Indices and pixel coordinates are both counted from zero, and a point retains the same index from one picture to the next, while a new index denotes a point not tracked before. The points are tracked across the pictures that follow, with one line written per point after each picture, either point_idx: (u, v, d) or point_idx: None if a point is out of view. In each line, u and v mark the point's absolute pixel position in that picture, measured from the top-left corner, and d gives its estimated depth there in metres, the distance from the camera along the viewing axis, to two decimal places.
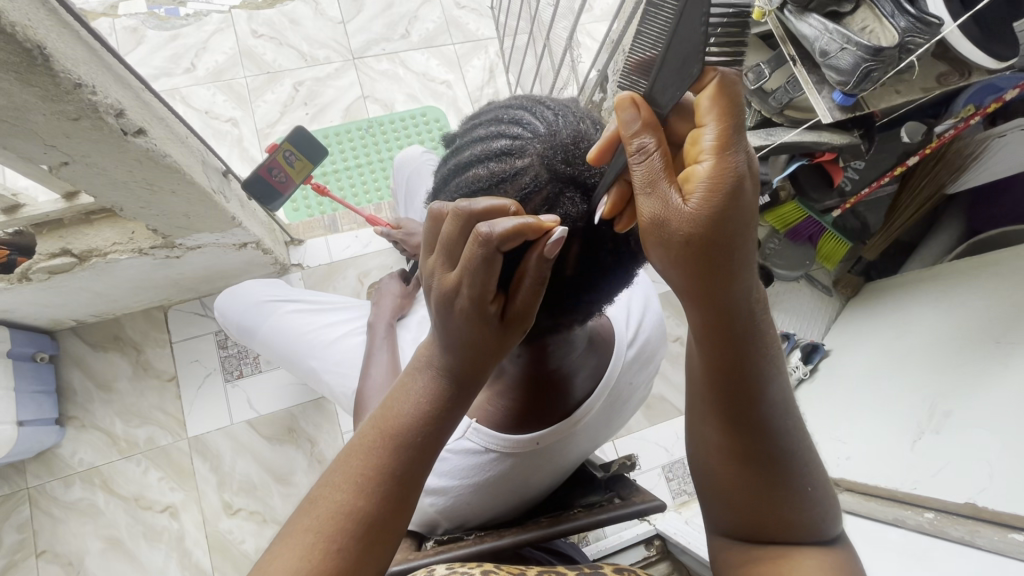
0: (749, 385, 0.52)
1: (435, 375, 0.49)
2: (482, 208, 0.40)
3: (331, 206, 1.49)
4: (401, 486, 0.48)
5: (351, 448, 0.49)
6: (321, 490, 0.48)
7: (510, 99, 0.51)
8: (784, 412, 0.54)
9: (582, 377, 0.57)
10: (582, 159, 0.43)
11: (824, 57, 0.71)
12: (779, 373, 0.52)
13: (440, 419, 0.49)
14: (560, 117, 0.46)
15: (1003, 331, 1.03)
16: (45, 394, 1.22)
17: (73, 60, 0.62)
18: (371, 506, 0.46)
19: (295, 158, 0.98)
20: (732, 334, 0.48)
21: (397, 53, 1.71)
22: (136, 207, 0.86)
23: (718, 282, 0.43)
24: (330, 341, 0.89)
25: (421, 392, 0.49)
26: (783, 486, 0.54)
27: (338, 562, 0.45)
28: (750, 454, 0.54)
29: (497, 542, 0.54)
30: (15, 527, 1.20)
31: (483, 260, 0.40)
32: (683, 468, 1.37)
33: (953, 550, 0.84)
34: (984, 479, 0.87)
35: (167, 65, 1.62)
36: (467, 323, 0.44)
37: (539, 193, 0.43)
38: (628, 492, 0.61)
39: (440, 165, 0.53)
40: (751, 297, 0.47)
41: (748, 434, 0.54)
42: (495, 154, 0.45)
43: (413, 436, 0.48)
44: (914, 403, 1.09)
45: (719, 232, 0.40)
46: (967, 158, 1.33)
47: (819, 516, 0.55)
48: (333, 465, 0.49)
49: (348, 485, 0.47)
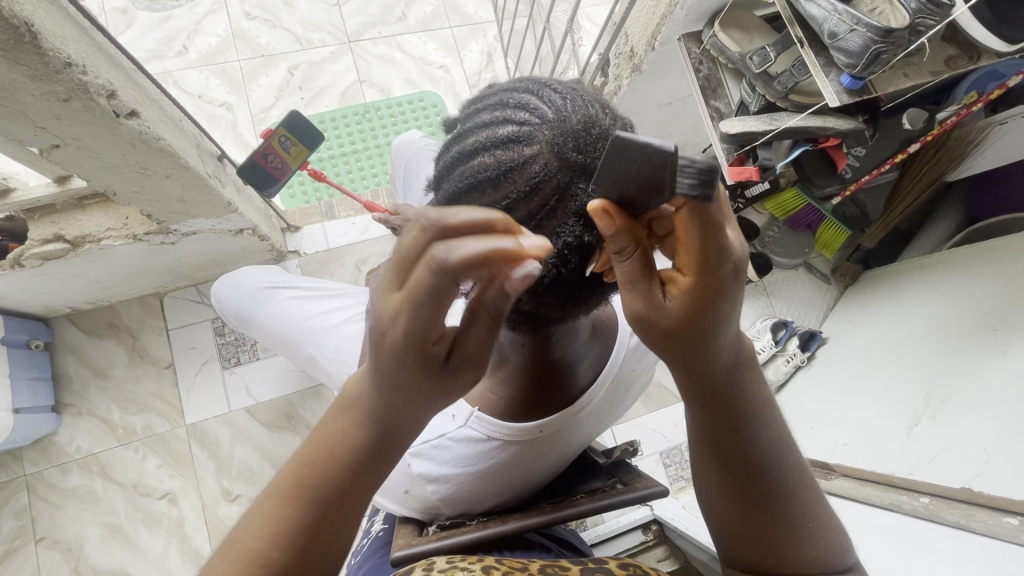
0: (742, 435, 0.53)
1: (365, 417, 0.43)
2: (453, 222, 0.35)
3: (327, 192, 1.47)
4: (324, 539, 0.42)
5: (267, 497, 0.42)
6: (231, 536, 0.42)
7: (513, 82, 0.49)
8: (779, 455, 0.55)
9: (586, 366, 0.57)
10: (592, 146, 0.43)
11: (833, 39, 0.70)
12: (771, 423, 0.54)
13: (374, 461, 0.44)
14: (568, 102, 0.45)
15: (1001, 319, 1.03)
16: (40, 382, 1.21)
17: (62, 38, 0.60)
18: (288, 561, 0.41)
19: (291, 143, 0.96)
20: (719, 391, 0.51)
21: (393, 37, 1.68)
22: (130, 192, 0.84)
23: (697, 357, 0.46)
24: (327, 328, 0.87)
25: (344, 430, 0.43)
26: (785, 523, 0.55)
27: None
28: (750, 498, 0.55)
29: (499, 528, 0.55)
30: (13, 513, 1.20)
31: (435, 289, 0.35)
32: (681, 454, 1.38)
33: (949, 534, 0.85)
34: (980, 464, 0.88)
35: (158, 48, 1.58)
36: (401, 364, 0.40)
37: (549, 182, 0.42)
38: (630, 478, 0.61)
39: (441, 153, 0.51)
40: (734, 359, 0.50)
41: (744, 479, 0.55)
42: (501, 141, 0.44)
43: (340, 482, 0.42)
44: (912, 390, 1.10)
45: (700, 325, 0.43)
46: (968, 146, 1.31)
47: (826, 548, 0.55)
48: (246, 512, 0.42)
49: (257, 543, 0.40)
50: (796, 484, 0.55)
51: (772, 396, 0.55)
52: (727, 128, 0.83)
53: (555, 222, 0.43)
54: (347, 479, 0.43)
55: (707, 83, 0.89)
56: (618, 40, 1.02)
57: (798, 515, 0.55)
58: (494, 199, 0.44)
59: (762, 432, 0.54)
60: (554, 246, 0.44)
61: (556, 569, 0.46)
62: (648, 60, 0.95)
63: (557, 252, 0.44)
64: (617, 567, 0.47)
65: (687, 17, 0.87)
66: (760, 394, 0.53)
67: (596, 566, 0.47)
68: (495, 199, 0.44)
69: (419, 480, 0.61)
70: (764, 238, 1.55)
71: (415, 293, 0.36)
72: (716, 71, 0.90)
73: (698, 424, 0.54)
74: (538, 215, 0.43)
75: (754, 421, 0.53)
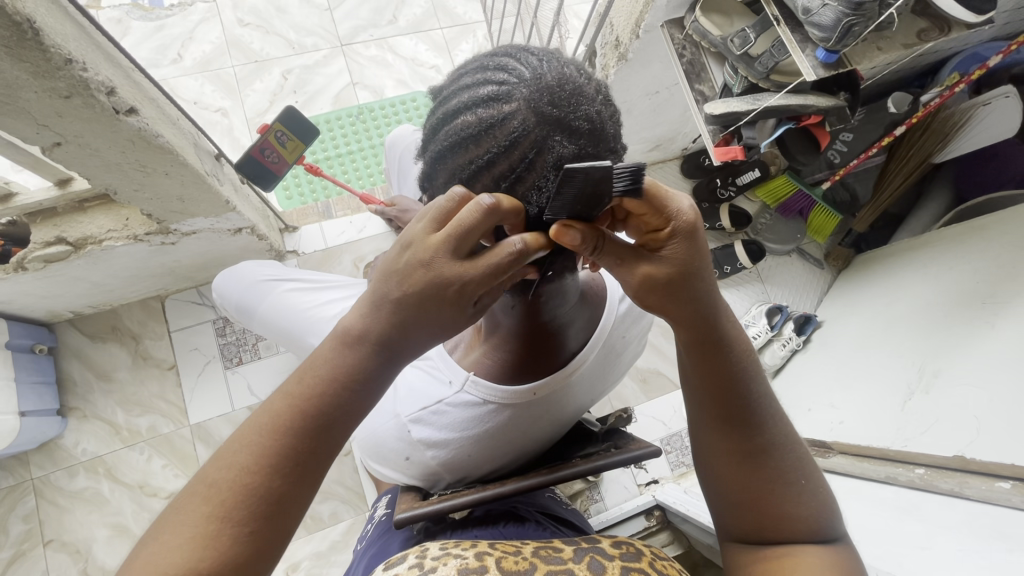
0: (733, 386, 0.57)
1: (356, 353, 0.48)
2: (508, 208, 0.43)
3: (325, 193, 1.50)
4: (304, 470, 0.48)
5: (262, 421, 0.48)
6: (224, 454, 0.47)
7: (494, 49, 0.52)
8: (769, 407, 0.58)
9: (576, 329, 0.59)
10: (567, 102, 0.44)
11: (806, 15, 0.72)
12: (757, 378, 0.59)
13: (352, 401, 0.49)
14: (545, 62, 0.47)
15: (990, 292, 1.05)
16: (45, 386, 1.22)
17: (63, 36, 0.62)
18: (269, 484, 0.46)
19: (287, 138, 0.98)
20: (711, 339, 0.56)
21: (385, 39, 1.70)
22: (131, 190, 0.86)
23: (688, 303, 0.53)
24: (329, 317, 0.88)
25: (337, 367, 0.48)
26: (778, 480, 0.56)
27: (223, 541, 0.44)
28: (743, 449, 0.57)
29: (499, 489, 0.57)
30: (21, 517, 1.21)
31: (505, 261, 0.44)
32: (682, 440, 1.39)
33: (944, 502, 0.86)
34: (971, 433, 0.90)
35: (154, 56, 1.61)
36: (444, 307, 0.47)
37: (527, 137, 0.44)
38: (624, 442, 0.63)
39: (429, 118, 0.53)
40: (719, 310, 0.56)
41: (737, 430, 0.57)
42: (482, 101, 0.46)
43: (323, 414, 0.48)
44: (905, 366, 1.12)
45: (688, 274, 0.51)
46: (953, 127, 1.33)
47: (816, 510, 0.56)
48: (229, 445, 0.48)
49: (244, 473, 0.46)
50: (789, 445, 0.58)
51: (758, 359, 0.60)
52: (712, 109, 0.84)
53: (533, 175, 0.45)
54: (336, 414, 0.48)
55: (691, 68, 0.92)
56: (603, 29, 1.05)
57: (788, 468, 0.57)
58: (476, 155, 0.46)
59: (752, 385, 0.58)
60: (535, 200, 0.46)
61: (549, 551, 0.46)
62: (633, 48, 0.97)
63: (539, 204, 0.46)
64: (610, 547, 0.47)
65: (669, 4, 0.89)
66: (749, 352, 0.58)
67: (590, 544, 0.48)
68: (477, 155, 0.46)
69: (419, 446, 0.62)
70: (757, 226, 1.58)
71: (482, 269, 0.44)
72: (698, 56, 0.92)
73: (693, 376, 0.59)
74: (518, 168, 0.45)
75: (744, 374, 0.58)
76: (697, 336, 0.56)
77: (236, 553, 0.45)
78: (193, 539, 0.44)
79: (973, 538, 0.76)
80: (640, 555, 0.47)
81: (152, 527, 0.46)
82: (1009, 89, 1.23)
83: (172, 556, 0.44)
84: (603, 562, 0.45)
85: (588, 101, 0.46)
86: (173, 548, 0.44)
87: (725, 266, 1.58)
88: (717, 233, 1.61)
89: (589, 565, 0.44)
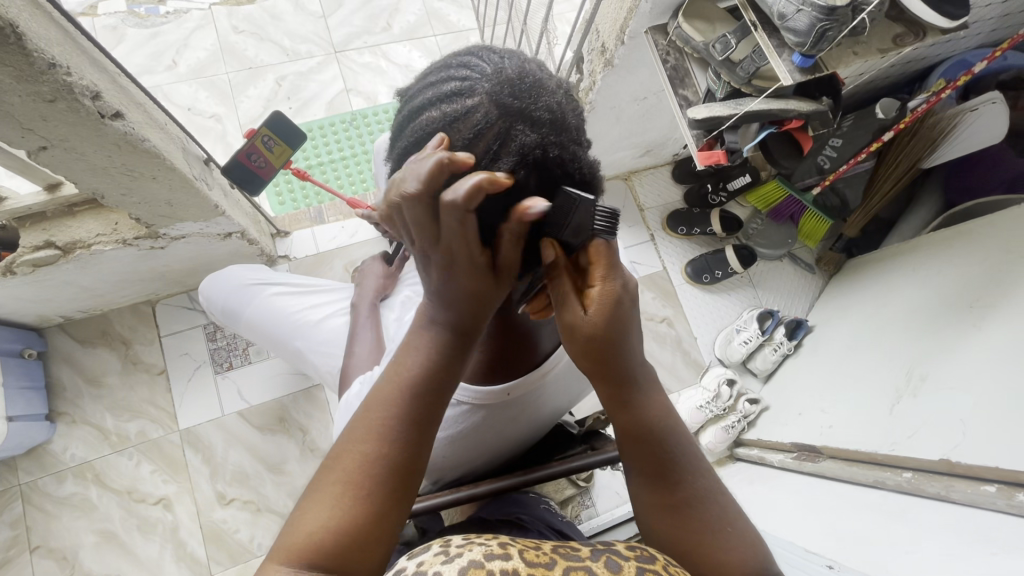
0: (653, 437, 0.56)
1: (435, 331, 0.52)
2: (431, 173, 0.39)
3: (316, 198, 1.51)
4: (418, 436, 0.52)
5: (368, 405, 0.52)
6: (345, 439, 0.51)
7: (458, 50, 0.53)
8: (691, 460, 0.56)
9: (548, 329, 0.59)
10: (527, 94, 0.45)
11: (782, 20, 0.73)
12: (677, 429, 0.57)
13: (444, 365, 0.53)
14: (506, 59, 0.48)
15: (975, 297, 1.05)
16: (34, 391, 1.22)
17: (46, 40, 0.62)
18: (393, 453, 0.51)
19: (274, 143, 0.98)
20: (628, 396, 0.55)
21: (378, 46, 1.72)
22: (118, 195, 0.87)
23: (610, 358, 0.52)
24: (313, 322, 0.90)
25: (425, 346, 0.53)
26: (706, 530, 0.53)
27: (368, 506, 0.49)
28: (669, 491, 0.55)
29: (472, 491, 0.59)
30: (8, 523, 1.20)
31: (460, 222, 0.41)
32: None
33: (931, 506, 0.86)
34: (958, 436, 0.90)
35: (148, 63, 1.62)
36: (470, 280, 0.47)
37: (490, 129, 0.44)
38: (602, 443, 0.64)
39: (397, 117, 0.54)
40: (637, 368, 0.55)
41: (661, 480, 0.55)
42: (446, 96, 0.47)
43: (424, 387, 0.52)
44: (894, 369, 1.12)
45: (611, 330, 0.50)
46: (939, 135, 1.35)
47: (751, 555, 0.52)
48: (346, 436, 0.52)
49: (368, 455, 0.50)
50: (713, 486, 0.56)
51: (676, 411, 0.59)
52: (694, 115, 0.86)
53: (497, 165, 0.44)
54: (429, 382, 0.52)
55: (674, 73, 0.93)
56: (589, 36, 1.07)
57: (715, 519, 0.53)
58: None
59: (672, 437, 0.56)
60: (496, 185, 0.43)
61: (567, 549, 0.41)
62: (618, 54, 0.98)
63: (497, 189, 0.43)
64: (626, 547, 0.42)
65: (652, 10, 0.90)
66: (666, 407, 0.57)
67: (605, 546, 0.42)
68: None
69: None
70: (748, 230, 1.59)
71: (453, 235, 0.43)
72: (682, 61, 0.93)
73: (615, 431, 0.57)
74: (483, 160, 0.45)
75: (666, 426, 0.57)
76: (614, 389, 0.55)
77: (375, 513, 0.49)
78: (334, 513, 0.48)
79: (957, 542, 0.75)
80: (656, 561, 0.41)
81: (285, 527, 0.49)
82: (996, 95, 1.24)
83: (314, 528, 0.48)
84: (620, 562, 0.39)
85: (549, 93, 0.47)
86: (317, 525, 0.48)
87: (716, 271, 1.58)
88: (708, 238, 1.63)
89: (608, 565, 0.39)
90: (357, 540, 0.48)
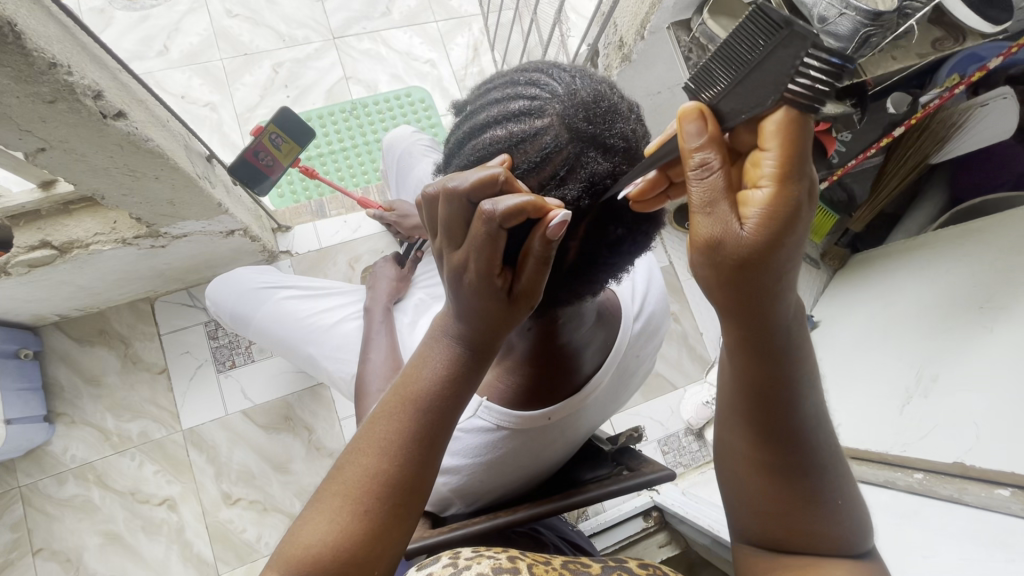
0: (782, 398, 0.49)
1: (451, 344, 0.49)
2: (473, 184, 0.39)
3: (317, 191, 1.46)
4: (421, 453, 0.49)
5: (374, 415, 0.50)
6: (352, 449, 0.50)
7: (522, 65, 0.52)
8: (817, 420, 0.51)
9: (592, 352, 0.60)
10: (602, 118, 0.44)
11: (823, 23, 0.72)
12: (813, 385, 0.50)
13: (457, 381, 0.49)
14: (577, 79, 0.47)
15: (987, 297, 1.05)
16: (31, 392, 1.19)
17: (46, 38, 0.59)
18: (395, 470, 0.48)
19: (282, 140, 0.95)
20: (770, 349, 0.47)
21: (378, 32, 1.66)
22: (119, 195, 0.83)
23: (760, 304, 0.43)
24: (325, 327, 0.88)
25: (442, 359, 0.49)
26: (812, 500, 0.51)
27: (367, 525, 0.47)
28: (780, 459, 0.51)
29: (512, 516, 0.59)
30: (9, 526, 1.18)
31: (488, 237, 0.40)
32: (678, 440, 1.42)
33: (943, 508, 0.86)
34: (970, 439, 0.90)
35: (139, 48, 1.55)
36: (481, 301, 0.45)
37: (559, 153, 0.44)
38: (637, 464, 0.66)
39: (453, 131, 0.53)
40: (790, 315, 0.46)
41: (774, 444, 0.51)
42: (513, 115, 0.46)
43: (434, 402, 0.49)
44: (905, 369, 1.12)
45: (775, 255, 0.39)
46: (950, 129, 1.30)
47: (850, 531, 0.52)
48: (354, 445, 0.50)
49: (370, 470, 0.48)
50: (828, 451, 0.52)
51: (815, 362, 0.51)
52: None
53: (565, 192, 0.44)
54: (441, 397, 0.49)
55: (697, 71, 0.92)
56: (607, 30, 1.04)
57: (824, 488, 0.52)
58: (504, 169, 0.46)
59: (806, 399, 0.50)
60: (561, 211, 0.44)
61: (576, 564, 0.40)
62: (638, 48, 0.96)
63: None
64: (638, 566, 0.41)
65: (675, 5, 0.88)
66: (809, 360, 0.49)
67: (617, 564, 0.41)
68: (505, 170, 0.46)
69: None
70: None
71: (477, 250, 0.41)
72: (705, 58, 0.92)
73: (740, 384, 0.50)
74: (549, 184, 0.45)
75: (803, 385, 0.49)
76: (754, 339, 0.46)
77: (373, 533, 0.47)
78: (334, 528, 0.46)
79: (972, 545, 0.76)
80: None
81: (287, 536, 0.48)
82: (1007, 90, 1.19)
83: (312, 543, 0.46)
84: None
85: (623, 118, 0.46)
86: (316, 538, 0.46)
87: None
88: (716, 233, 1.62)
89: None
90: (352, 559, 0.46)
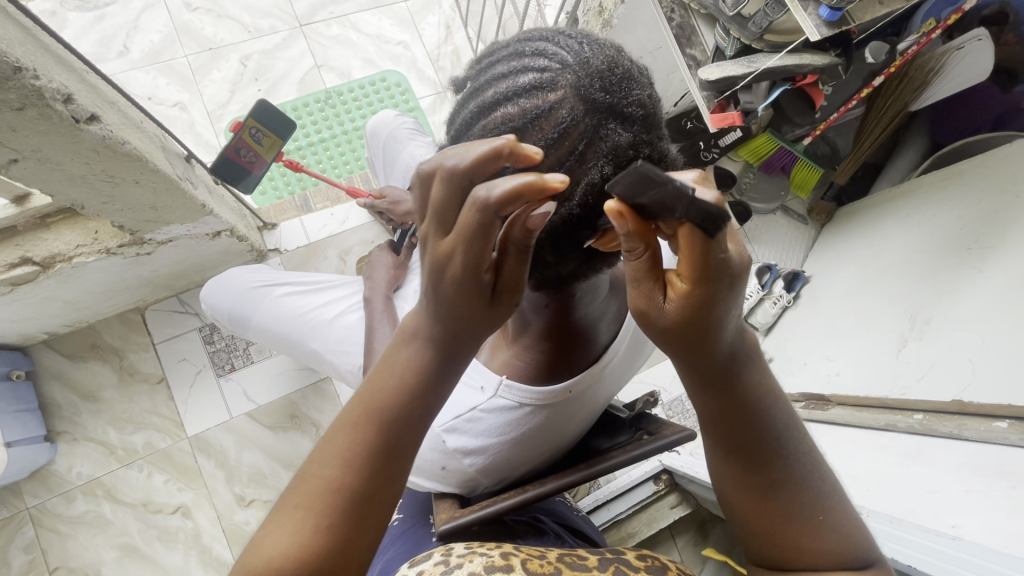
0: (747, 420, 0.50)
1: (424, 344, 0.48)
2: (471, 164, 0.38)
3: (300, 185, 1.43)
4: (390, 461, 0.47)
5: (341, 420, 0.47)
6: (315, 456, 0.46)
7: (523, 33, 0.50)
8: (791, 442, 0.51)
9: (606, 323, 0.61)
10: (618, 87, 0.44)
11: None
12: (781, 407, 0.51)
13: (429, 384, 0.48)
14: (585, 45, 0.46)
15: (975, 239, 1.07)
16: (28, 413, 1.17)
17: (6, 41, 0.56)
18: (362, 483, 0.45)
19: (262, 134, 0.92)
20: (722, 377, 0.49)
21: (346, 16, 1.61)
22: (99, 203, 0.80)
23: (708, 340, 0.45)
24: (325, 321, 0.87)
25: (412, 360, 0.48)
26: (800, 515, 0.49)
27: (328, 539, 0.44)
28: (761, 480, 0.50)
29: (540, 489, 0.60)
30: (21, 548, 1.17)
31: (483, 227, 0.39)
32: (682, 404, 1.44)
33: (945, 445, 0.89)
34: (968, 375, 0.94)
35: (98, 50, 1.49)
36: (465, 297, 0.44)
37: (576, 127, 0.43)
38: (655, 427, 0.66)
39: (457, 109, 0.51)
40: (736, 345, 0.48)
41: (751, 466, 0.50)
42: (524, 90, 0.44)
43: (403, 407, 0.47)
44: (898, 314, 1.14)
45: (700, 320, 0.43)
46: (929, 74, 1.30)
47: (851, 543, 0.49)
48: (317, 451, 0.47)
49: (335, 479, 0.45)
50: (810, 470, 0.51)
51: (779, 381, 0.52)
52: (706, 74, 0.87)
53: (587, 168, 0.44)
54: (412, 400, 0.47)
55: (680, 32, 0.94)
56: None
57: (813, 505, 0.50)
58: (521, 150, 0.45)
59: (773, 424, 0.50)
60: (580, 192, 0.45)
61: (573, 557, 0.42)
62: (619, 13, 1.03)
63: (582, 197, 0.45)
64: (635, 557, 0.42)
65: None
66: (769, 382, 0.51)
67: (613, 555, 0.43)
68: None
69: (456, 454, 0.64)
70: (742, 185, 1.53)
71: (466, 241, 0.41)
72: (688, 18, 0.95)
73: (705, 413, 0.51)
74: (567, 161, 0.44)
75: (767, 407, 0.50)
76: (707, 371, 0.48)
77: (336, 547, 0.44)
78: (295, 538, 0.43)
79: (977, 477, 0.79)
80: (668, 570, 0.41)
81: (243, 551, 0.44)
82: (981, 31, 1.19)
83: (273, 553, 0.43)
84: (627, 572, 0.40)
85: (638, 86, 0.46)
86: (276, 553, 0.43)
87: None
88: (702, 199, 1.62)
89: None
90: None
